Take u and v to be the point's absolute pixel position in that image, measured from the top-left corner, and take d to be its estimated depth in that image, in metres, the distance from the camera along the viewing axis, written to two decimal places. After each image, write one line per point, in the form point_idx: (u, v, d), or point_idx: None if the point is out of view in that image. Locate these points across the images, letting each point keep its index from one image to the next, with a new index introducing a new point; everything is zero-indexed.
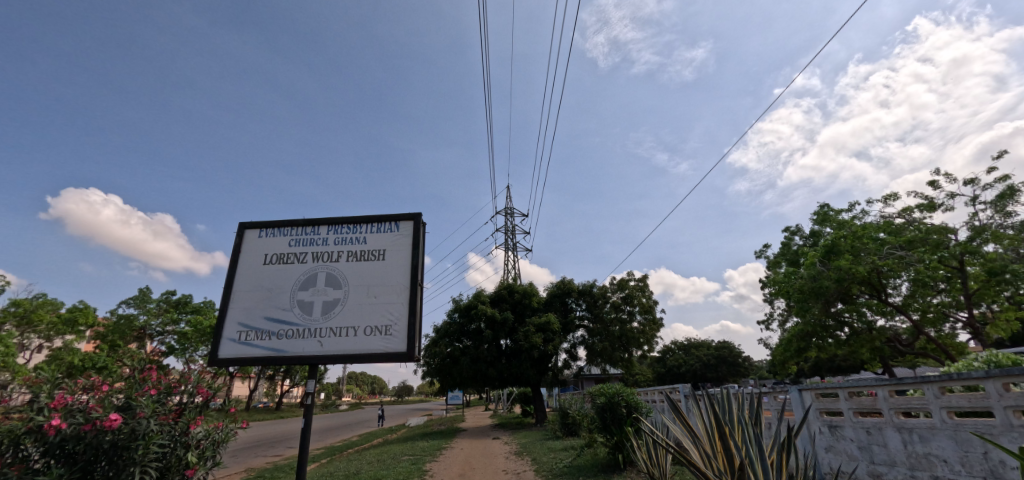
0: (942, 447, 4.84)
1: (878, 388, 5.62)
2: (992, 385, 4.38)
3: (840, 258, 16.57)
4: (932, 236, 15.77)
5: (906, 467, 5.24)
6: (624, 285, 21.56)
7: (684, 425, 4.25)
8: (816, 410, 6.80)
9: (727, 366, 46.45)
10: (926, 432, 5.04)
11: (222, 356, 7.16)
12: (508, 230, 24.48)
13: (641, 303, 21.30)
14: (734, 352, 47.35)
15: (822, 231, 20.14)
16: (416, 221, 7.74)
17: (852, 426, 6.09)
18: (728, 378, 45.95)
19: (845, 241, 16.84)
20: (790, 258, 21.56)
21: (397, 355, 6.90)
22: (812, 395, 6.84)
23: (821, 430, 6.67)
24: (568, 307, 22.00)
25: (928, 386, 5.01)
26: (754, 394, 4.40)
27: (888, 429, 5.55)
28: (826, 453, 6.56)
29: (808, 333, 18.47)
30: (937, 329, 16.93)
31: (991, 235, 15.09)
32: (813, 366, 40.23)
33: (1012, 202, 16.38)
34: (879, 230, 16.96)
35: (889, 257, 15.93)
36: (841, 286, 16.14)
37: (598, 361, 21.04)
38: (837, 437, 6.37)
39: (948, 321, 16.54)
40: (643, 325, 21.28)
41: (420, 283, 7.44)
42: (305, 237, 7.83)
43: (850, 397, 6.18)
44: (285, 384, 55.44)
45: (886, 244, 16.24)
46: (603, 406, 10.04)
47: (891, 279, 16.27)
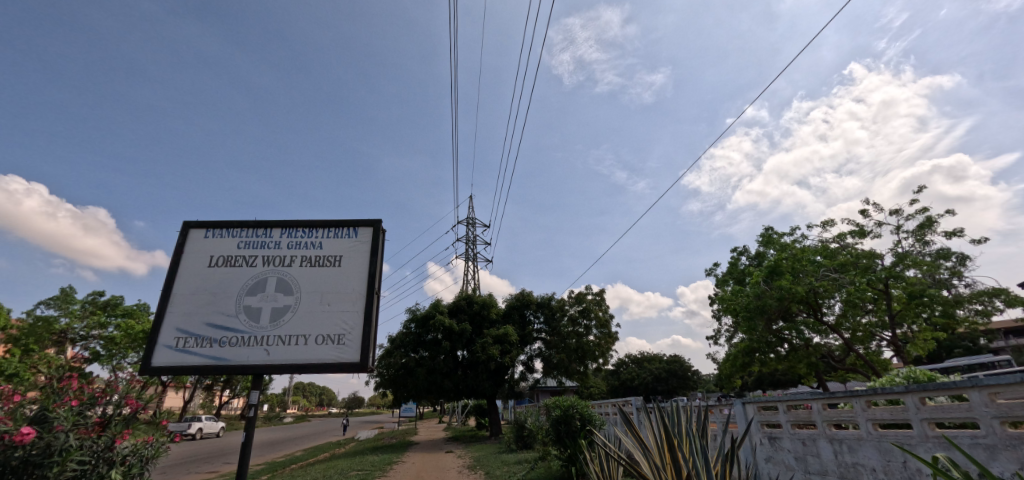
0: (868, 456, 5.21)
1: (813, 401, 6.00)
2: (911, 399, 4.78)
3: (781, 279, 17.67)
4: (862, 261, 17.05)
5: (836, 475, 5.62)
6: (582, 299, 21.98)
7: (636, 437, 4.33)
8: (758, 423, 7.13)
9: (677, 379, 47.96)
10: (854, 443, 5.41)
11: (156, 364, 6.65)
12: (470, 240, 24.35)
13: (597, 317, 21.74)
14: (684, 365, 48.99)
15: (766, 252, 21.35)
16: (376, 228, 7.59)
17: (789, 437, 6.45)
18: (678, 391, 47.39)
19: (786, 263, 18.03)
20: (737, 277, 22.73)
21: (350, 365, 6.68)
22: (754, 408, 7.19)
23: (762, 441, 7.00)
24: (526, 319, 22.10)
25: (855, 399, 5.40)
26: (703, 407, 4.56)
27: (821, 441, 5.90)
28: (766, 463, 6.91)
29: (752, 349, 19.49)
30: (865, 347, 18.24)
31: (912, 261, 16.50)
32: (756, 380, 42.24)
33: (930, 232, 18.03)
34: (816, 253, 18.22)
35: (825, 279, 17.12)
36: (782, 304, 17.17)
37: (554, 373, 21.15)
38: (776, 448, 6.72)
39: (874, 339, 17.82)
40: (599, 339, 21.64)
41: (377, 292, 7.27)
42: (256, 240, 7.47)
43: (788, 410, 6.55)
44: (225, 395, 52.02)
45: (822, 266, 17.48)
46: (558, 418, 10.16)
47: (826, 299, 17.40)
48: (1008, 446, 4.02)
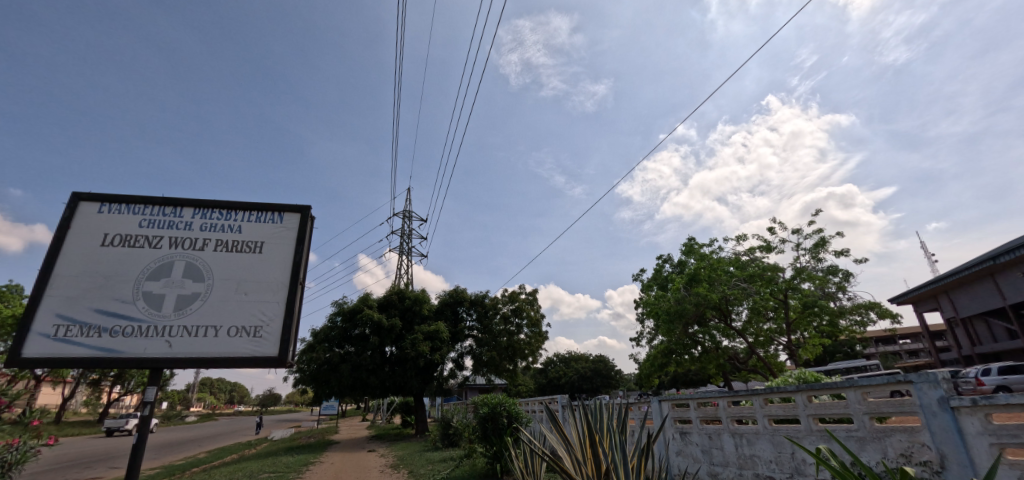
0: (763, 448, 5.76)
1: (720, 398, 6.52)
2: (800, 397, 5.36)
3: (699, 286, 19.07)
4: (767, 272, 18.78)
5: (736, 466, 6.16)
6: (515, 298, 22.26)
7: (560, 433, 4.44)
8: (671, 419, 7.62)
9: (601, 378, 50.10)
10: (752, 436, 5.95)
11: (27, 355, 5.77)
12: (405, 233, 23.72)
13: (529, 317, 22.13)
14: (608, 365, 51.30)
15: (687, 261, 22.94)
16: (304, 214, 7.15)
17: (698, 432, 6.97)
18: (601, 389, 49.53)
19: (704, 271, 19.49)
20: (660, 282, 24.20)
21: (266, 359, 6.23)
22: (668, 405, 7.67)
23: (674, 436, 7.50)
24: (458, 316, 21.98)
25: (755, 397, 5.95)
26: (624, 404, 4.78)
27: (724, 435, 6.43)
28: (676, 456, 7.40)
29: (670, 350, 20.85)
30: (765, 350, 20.16)
31: (807, 275, 18.50)
32: (671, 379, 45.26)
33: (823, 250, 20.33)
34: (729, 264, 19.80)
35: (735, 288, 18.71)
36: (698, 309, 18.58)
37: (484, 371, 21.21)
38: (686, 442, 7.23)
39: (773, 343, 19.71)
40: (529, 337, 22.01)
41: (301, 282, 6.85)
42: (163, 219, 6.72)
43: (698, 407, 7.07)
44: (114, 391, 46.35)
45: (734, 276, 19.06)
46: (485, 415, 10.19)
47: (735, 307, 19.00)
48: (875, 437, 4.63)
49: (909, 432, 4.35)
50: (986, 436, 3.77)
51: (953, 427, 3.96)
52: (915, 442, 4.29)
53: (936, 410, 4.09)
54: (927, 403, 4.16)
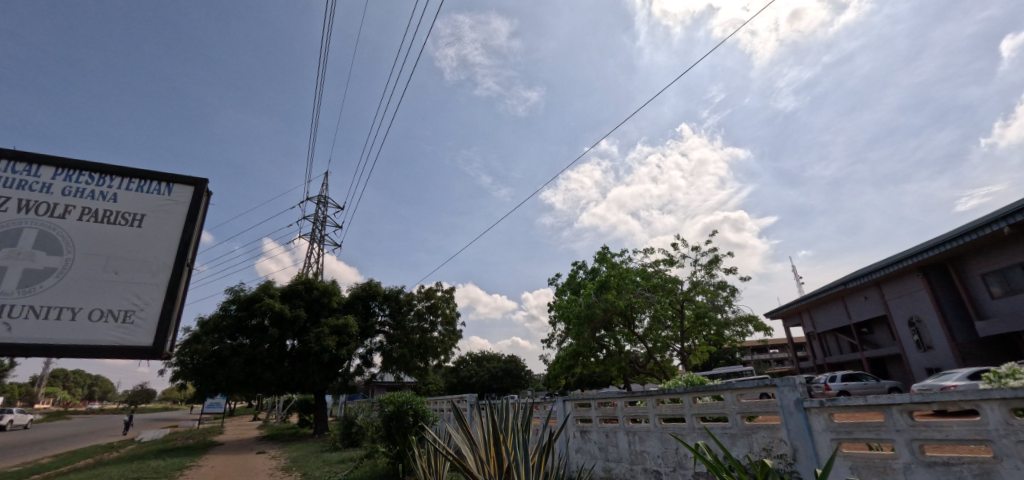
0: (652, 445, 6.24)
1: (618, 399, 6.95)
2: (686, 398, 5.89)
3: (608, 293, 20.20)
4: (668, 284, 20.41)
5: (628, 462, 6.60)
6: (431, 294, 21.92)
7: (465, 433, 4.41)
8: (573, 417, 7.95)
9: (511, 378, 51.05)
10: (644, 434, 6.41)
11: None
12: (318, 220, 22.27)
13: (444, 314, 21.90)
14: (519, 365, 52.42)
15: (599, 269, 24.21)
16: (199, 188, 6.37)
17: (596, 430, 7.36)
18: (510, 389, 50.45)
19: (613, 279, 20.62)
20: (573, 288, 25.27)
21: (138, 349, 5.46)
22: (572, 404, 8.01)
23: (575, 434, 7.82)
24: (370, 310, 21.12)
25: (649, 398, 6.43)
26: (529, 404, 4.89)
27: (620, 433, 6.85)
28: (576, 453, 7.75)
29: (577, 352, 21.87)
30: (662, 355, 21.82)
31: (700, 288, 20.42)
32: (577, 380, 47.42)
33: (716, 267, 22.56)
34: (636, 274, 21.17)
35: (640, 296, 20.10)
36: (606, 314, 19.80)
37: (393, 368, 20.57)
38: (585, 440, 7.60)
39: (669, 349, 21.40)
40: (443, 335, 21.77)
41: (189, 264, 6.10)
42: (12, 177, 5.60)
43: (599, 407, 7.47)
44: None
45: (639, 286, 20.43)
46: (390, 414, 9.89)
47: (638, 314, 20.39)
48: (744, 433, 5.21)
49: (771, 429, 4.96)
50: (829, 432, 4.42)
51: (804, 425, 4.60)
52: (775, 437, 4.91)
53: (793, 409, 4.72)
54: (787, 403, 4.78)
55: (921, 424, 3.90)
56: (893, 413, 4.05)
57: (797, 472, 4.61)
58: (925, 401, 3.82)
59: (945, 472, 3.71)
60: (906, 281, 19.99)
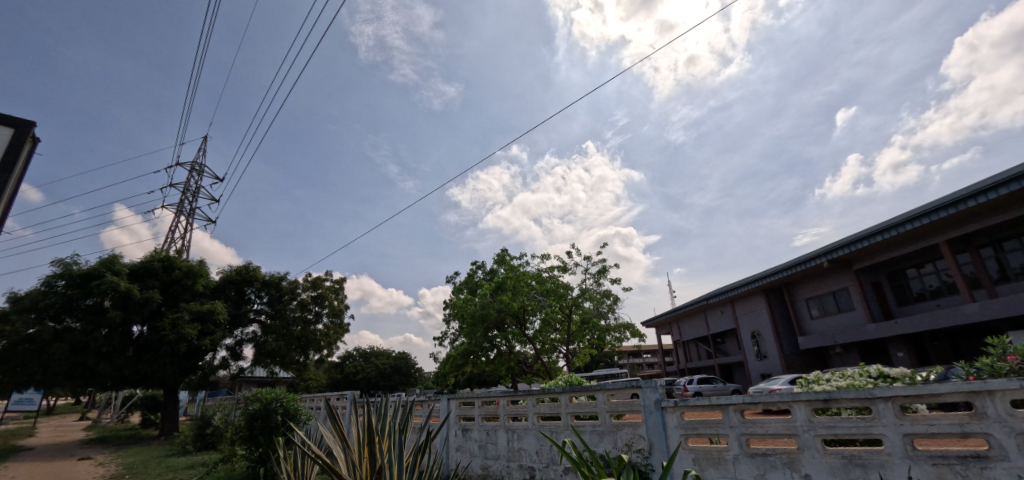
0: (529, 442, 6.47)
1: (501, 397, 7.10)
2: (564, 397, 6.21)
3: (503, 294, 20.62)
4: (559, 289, 21.38)
5: (505, 459, 6.76)
6: (318, 284, 20.39)
7: (338, 432, 4.09)
8: (456, 416, 7.92)
9: (400, 375, 49.51)
10: (522, 432, 6.61)
11: None
12: (188, 190, 19.45)
13: (331, 306, 20.51)
14: (409, 362, 51.04)
15: (497, 270, 24.59)
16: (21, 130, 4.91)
17: (477, 428, 7.42)
18: (398, 386, 48.93)
19: (509, 282, 21.00)
20: (470, 287, 25.36)
21: None
22: (456, 403, 7.97)
23: (456, 433, 7.80)
24: (244, 297, 18.99)
25: (530, 397, 6.65)
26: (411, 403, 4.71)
27: (500, 431, 6.99)
28: (455, 451, 7.72)
29: (469, 351, 22.06)
30: (548, 357, 22.68)
31: (588, 295, 21.75)
32: (467, 379, 47.54)
33: (604, 276, 24.24)
34: (532, 278, 21.86)
35: (532, 299, 20.81)
36: (499, 315, 20.27)
37: (266, 362, 18.73)
38: (465, 438, 7.61)
39: (555, 352, 22.43)
40: (328, 328, 20.34)
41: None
42: None
43: (482, 405, 7.54)
44: None
45: (533, 289, 21.12)
46: (254, 413, 8.95)
47: (530, 317, 21.09)
48: (611, 430, 5.63)
49: (633, 426, 5.44)
50: (679, 429, 4.98)
51: (660, 422, 5.11)
52: (636, 434, 5.38)
53: (652, 408, 5.21)
54: (648, 403, 5.27)
55: (749, 421, 4.56)
56: (729, 412, 4.68)
57: (651, 465, 5.11)
58: (753, 401, 4.48)
59: (763, 461, 4.38)
60: (752, 301, 23.50)
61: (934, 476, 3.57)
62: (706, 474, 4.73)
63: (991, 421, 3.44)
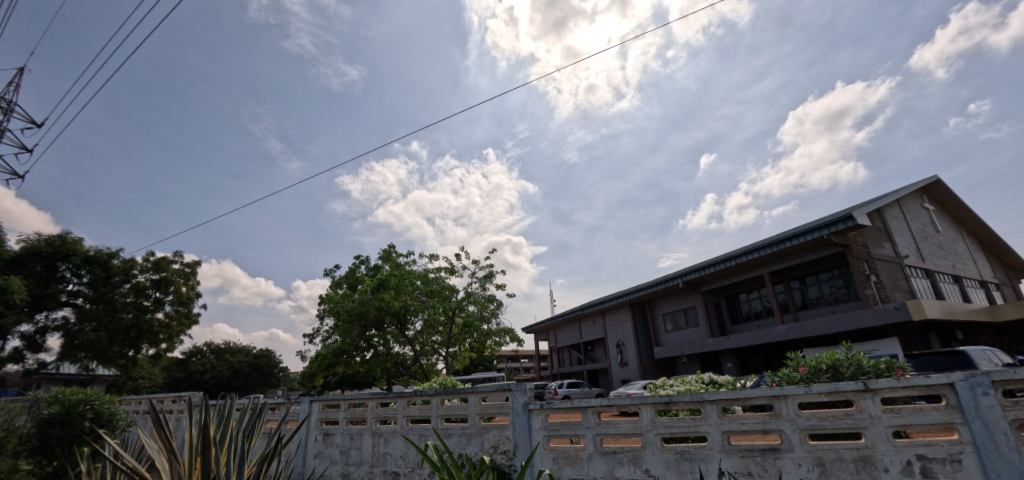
0: (395, 447, 6.22)
1: (370, 400, 6.75)
2: (436, 400, 6.12)
3: (385, 292, 19.80)
4: (444, 291, 20.89)
5: (368, 465, 6.42)
6: (163, 266, 17.44)
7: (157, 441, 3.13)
8: (317, 419, 7.32)
9: (259, 375, 44.45)
10: (389, 435, 6.35)
11: None
12: None
13: (177, 293, 17.65)
14: (272, 360, 46.12)
15: (382, 267, 23.52)
16: None
17: (341, 433, 6.93)
18: (256, 387, 43.89)
19: (393, 279, 20.28)
20: (351, 282, 23.87)
21: None
22: (319, 406, 7.37)
23: (316, 438, 7.21)
24: (54, 275, 15.42)
25: (401, 400, 6.43)
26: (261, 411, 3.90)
27: (364, 435, 6.62)
28: (312, 458, 7.12)
29: (342, 351, 20.91)
30: (427, 359, 22.24)
31: (473, 299, 21.87)
32: (338, 380, 44.49)
33: (490, 282, 24.60)
34: (418, 278, 21.25)
35: (416, 299, 20.26)
36: (378, 314, 19.48)
37: (79, 356, 15.40)
38: (326, 443, 7.06)
39: (435, 354, 22.07)
40: (170, 318, 17.42)
41: None
42: None
43: (348, 408, 7.08)
44: None
45: (418, 289, 20.53)
46: (51, 418, 7.26)
47: (411, 318, 20.52)
48: (479, 433, 5.67)
49: (500, 428, 5.56)
50: (543, 430, 5.23)
51: (525, 424, 5.30)
52: (502, 435, 5.50)
53: (519, 410, 5.39)
54: (516, 406, 5.44)
55: (603, 422, 4.96)
56: (588, 414, 5.04)
57: (514, 465, 5.27)
58: (609, 404, 4.89)
59: (612, 459, 4.78)
60: (620, 313, 25.84)
61: (741, 467, 4.23)
62: (562, 472, 5.01)
63: (784, 419, 4.20)
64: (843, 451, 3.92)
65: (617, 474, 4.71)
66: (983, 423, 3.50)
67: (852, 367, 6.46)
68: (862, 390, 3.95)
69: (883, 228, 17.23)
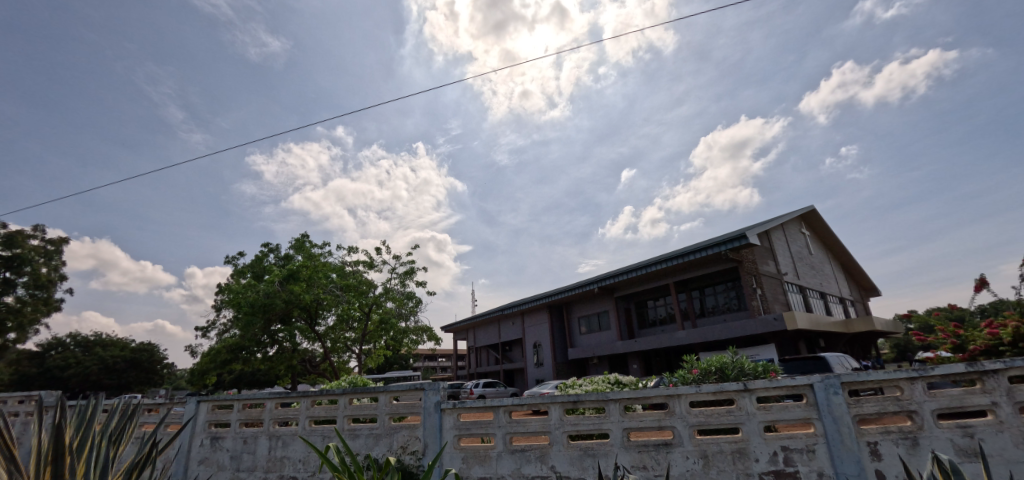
0: (295, 449, 5.83)
1: (268, 400, 6.25)
2: (343, 399, 5.84)
3: (295, 284, 18.51)
4: (361, 285, 19.85)
5: (262, 470, 5.94)
6: (16, 243, 14.82)
7: None
8: (205, 422, 6.63)
9: (137, 371, 39.29)
10: (288, 438, 5.93)
11: None
12: None
13: (34, 275, 15.09)
14: (155, 356, 41.00)
15: (293, 257, 21.95)
16: None
17: (232, 436, 6.34)
18: (132, 386, 38.74)
19: (306, 271, 19.03)
20: (256, 272, 21.98)
21: None
22: (208, 406, 6.67)
23: (202, 443, 6.51)
24: None
25: (304, 399, 6.04)
26: (133, 416, 3.39)
27: (260, 438, 6.12)
28: (196, 465, 6.42)
29: (240, 346, 19.36)
30: (338, 357, 21.11)
31: (391, 295, 21.18)
32: (235, 378, 40.69)
33: (411, 278, 23.99)
34: (333, 270, 20.07)
35: (330, 293, 19.17)
36: (286, 307, 18.18)
37: None
38: (214, 448, 6.41)
39: (347, 352, 21.01)
40: (23, 304, 14.81)
41: None
42: None
43: (242, 409, 6.49)
44: None
45: (332, 282, 19.40)
46: None
47: (323, 312, 19.38)
48: (388, 433, 5.50)
49: (410, 428, 5.44)
50: (454, 429, 5.20)
51: (437, 424, 5.24)
52: (412, 436, 5.39)
53: (431, 410, 5.31)
54: (428, 405, 5.35)
55: (514, 421, 5.05)
56: (499, 413, 5.10)
57: (422, 466, 5.19)
58: (521, 403, 5.00)
59: (520, 456, 4.89)
60: (539, 315, 26.55)
61: (637, 460, 4.55)
62: (471, 471, 5.02)
63: (676, 416, 4.58)
64: (723, 444, 4.37)
65: (524, 472, 4.82)
66: (833, 418, 4.09)
67: (736, 369, 7.24)
68: (742, 389, 4.43)
69: (769, 247, 19.51)
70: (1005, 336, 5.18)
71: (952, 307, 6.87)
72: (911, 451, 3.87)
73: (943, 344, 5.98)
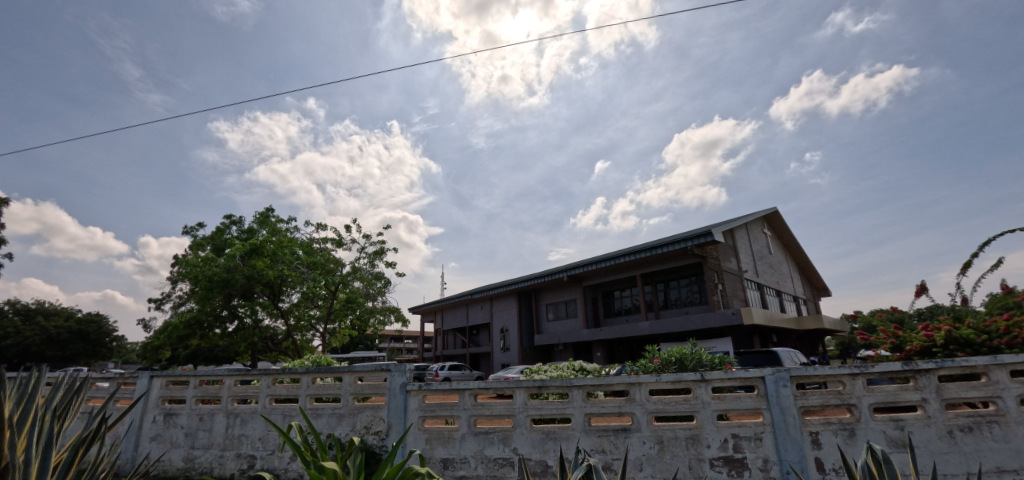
0: (254, 428, 5.71)
1: (227, 377, 6.08)
2: (306, 378, 5.75)
3: (258, 259, 17.88)
4: (329, 264, 19.43)
5: (219, 448, 5.81)
6: None
7: None
8: (157, 398, 6.40)
9: (83, 344, 37.45)
10: (247, 416, 5.81)
11: None
12: None
13: None
14: (104, 328, 39.11)
15: (257, 231, 21.11)
16: None
17: (187, 413, 6.15)
18: (78, 357, 36.90)
19: (270, 246, 18.36)
20: (216, 245, 21.11)
21: None
22: (162, 382, 6.44)
23: (154, 419, 6.31)
24: None
25: (265, 377, 5.89)
26: (78, 390, 3.19)
27: (217, 415, 5.97)
28: (148, 442, 6.22)
29: (198, 321, 18.66)
30: (301, 335, 20.57)
31: (359, 275, 20.81)
32: (191, 353, 39.32)
33: (380, 258, 23.59)
34: (299, 247, 19.53)
35: (295, 270, 18.58)
36: (247, 282, 17.55)
37: None
38: (167, 425, 6.21)
39: (311, 330, 20.51)
40: None
41: None
42: None
43: (198, 385, 6.28)
44: None
45: (298, 259, 18.84)
46: None
47: (287, 289, 18.82)
48: (351, 413, 5.46)
49: (374, 408, 5.42)
50: (418, 411, 5.23)
51: (402, 405, 5.25)
52: (376, 416, 5.37)
53: (396, 391, 5.31)
54: (393, 386, 5.34)
55: (478, 404, 5.12)
56: (464, 396, 5.17)
57: (385, 446, 5.20)
58: (486, 387, 5.06)
59: (483, 438, 4.96)
60: (507, 300, 26.73)
61: (596, 444, 4.71)
62: (434, 452, 5.07)
63: (636, 404, 4.74)
64: (678, 430, 4.58)
65: (486, 453, 4.91)
66: (779, 409, 4.34)
67: (694, 360, 7.51)
68: (699, 380, 4.62)
69: (732, 246, 20.23)
70: (938, 338, 5.57)
71: (893, 309, 7.33)
72: (847, 441, 4.17)
73: (882, 344, 6.37)
